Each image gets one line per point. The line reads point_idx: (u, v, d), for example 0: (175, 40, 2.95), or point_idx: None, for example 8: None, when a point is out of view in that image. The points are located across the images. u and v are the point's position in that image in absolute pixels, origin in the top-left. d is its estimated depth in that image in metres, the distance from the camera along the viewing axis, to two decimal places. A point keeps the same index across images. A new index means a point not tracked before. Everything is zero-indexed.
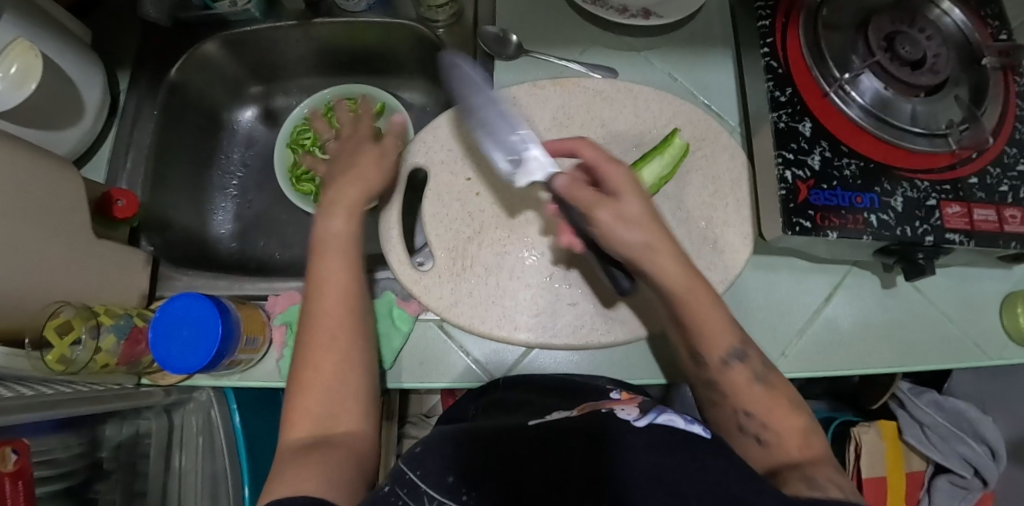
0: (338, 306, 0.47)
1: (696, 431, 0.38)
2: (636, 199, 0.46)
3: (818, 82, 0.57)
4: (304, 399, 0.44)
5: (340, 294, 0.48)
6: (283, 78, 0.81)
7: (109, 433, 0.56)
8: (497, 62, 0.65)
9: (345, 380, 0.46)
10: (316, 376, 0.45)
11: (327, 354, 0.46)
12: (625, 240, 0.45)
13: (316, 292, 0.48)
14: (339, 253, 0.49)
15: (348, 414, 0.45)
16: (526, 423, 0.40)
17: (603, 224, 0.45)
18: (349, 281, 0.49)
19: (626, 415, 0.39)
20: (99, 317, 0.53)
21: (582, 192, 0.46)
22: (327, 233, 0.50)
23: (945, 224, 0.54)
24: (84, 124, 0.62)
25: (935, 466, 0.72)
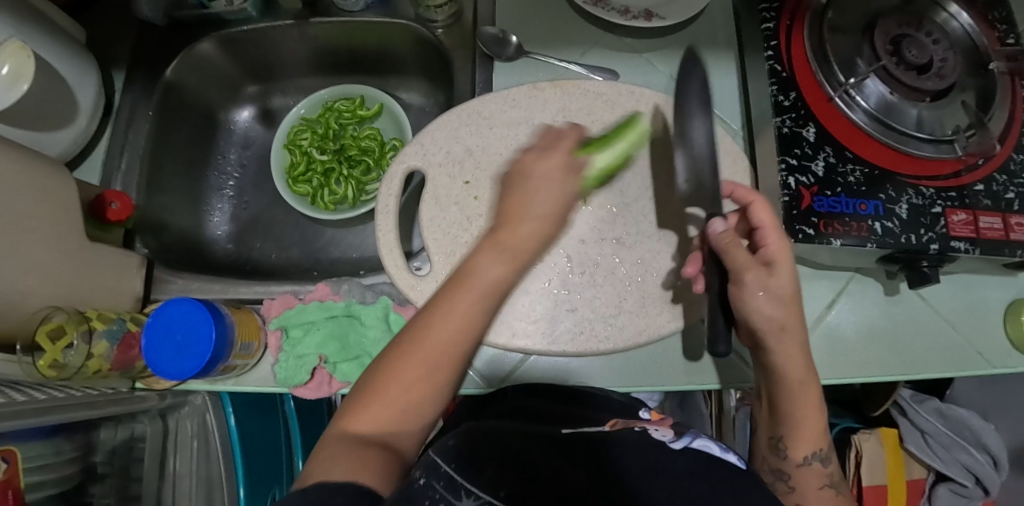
0: (465, 326, 0.40)
1: (732, 459, 0.41)
2: (786, 275, 0.45)
3: (822, 85, 0.56)
4: (371, 405, 0.39)
5: (466, 324, 0.40)
6: (281, 78, 0.80)
7: (104, 437, 0.55)
8: (497, 63, 0.64)
9: (434, 397, 0.40)
10: (408, 394, 0.39)
11: (436, 375, 0.40)
12: (781, 301, 0.45)
13: (436, 312, 0.40)
14: (482, 292, 0.40)
15: (415, 423, 0.40)
16: (557, 435, 0.41)
17: (774, 285, 0.44)
18: (478, 306, 0.40)
19: (662, 435, 0.42)
20: (92, 322, 0.52)
21: (740, 250, 0.44)
22: (483, 276, 0.40)
23: (950, 231, 0.53)
24: (78, 126, 0.61)
25: (935, 474, 0.71)
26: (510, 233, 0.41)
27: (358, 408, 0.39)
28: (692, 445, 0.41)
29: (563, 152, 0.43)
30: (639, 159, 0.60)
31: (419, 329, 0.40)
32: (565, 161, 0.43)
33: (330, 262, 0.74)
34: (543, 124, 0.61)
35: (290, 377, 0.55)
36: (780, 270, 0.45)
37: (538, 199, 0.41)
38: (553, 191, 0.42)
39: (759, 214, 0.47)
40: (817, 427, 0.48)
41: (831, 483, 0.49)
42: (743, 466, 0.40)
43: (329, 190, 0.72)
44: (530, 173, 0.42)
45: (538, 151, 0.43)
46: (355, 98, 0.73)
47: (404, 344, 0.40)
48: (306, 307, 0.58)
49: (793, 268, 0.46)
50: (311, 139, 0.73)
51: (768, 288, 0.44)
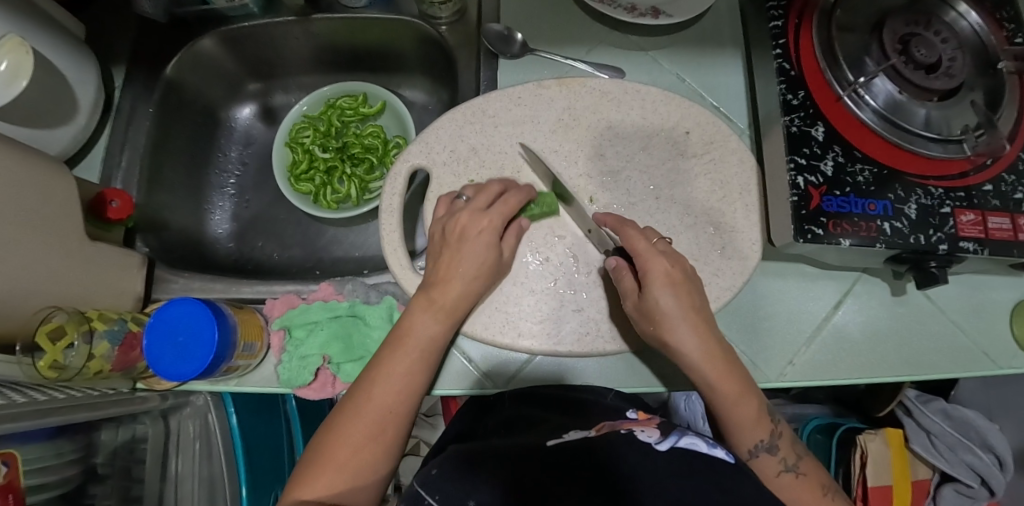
0: (406, 385, 0.49)
1: (718, 455, 0.39)
2: (668, 293, 0.49)
3: (830, 84, 0.56)
4: (322, 473, 0.46)
5: (407, 379, 0.49)
6: (282, 75, 0.79)
7: (104, 438, 0.55)
8: (502, 60, 0.64)
9: (384, 453, 0.48)
10: (358, 457, 0.47)
11: (383, 435, 0.48)
12: (663, 318, 0.49)
13: (381, 373, 0.48)
14: (415, 349, 0.49)
15: (369, 480, 0.47)
16: (546, 443, 0.41)
17: (655, 303, 0.49)
18: (415, 362, 0.49)
19: (648, 437, 0.40)
20: (92, 323, 0.51)
21: (626, 277, 0.51)
22: (417, 331, 0.50)
23: (959, 232, 0.53)
24: (78, 123, 0.61)
25: (940, 474, 0.70)
26: (439, 291, 0.51)
27: (309, 474, 0.46)
28: (678, 445, 0.39)
29: (502, 220, 0.52)
30: (645, 158, 0.59)
31: (361, 393, 0.48)
32: (498, 224, 0.52)
33: (332, 261, 0.73)
34: (548, 123, 0.60)
35: (293, 378, 0.54)
36: (660, 290, 0.49)
37: (471, 262, 0.51)
38: (489, 255, 0.52)
39: (636, 237, 0.50)
40: (753, 417, 0.49)
41: (791, 467, 0.49)
42: (731, 461, 0.39)
43: (332, 188, 0.71)
44: (470, 234, 0.52)
45: (477, 212, 0.52)
46: (358, 96, 0.72)
47: (350, 409, 0.48)
48: (309, 308, 0.57)
49: (683, 286, 0.50)
50: (314, 137, 0.72)
51: (649, 306, 0.49)
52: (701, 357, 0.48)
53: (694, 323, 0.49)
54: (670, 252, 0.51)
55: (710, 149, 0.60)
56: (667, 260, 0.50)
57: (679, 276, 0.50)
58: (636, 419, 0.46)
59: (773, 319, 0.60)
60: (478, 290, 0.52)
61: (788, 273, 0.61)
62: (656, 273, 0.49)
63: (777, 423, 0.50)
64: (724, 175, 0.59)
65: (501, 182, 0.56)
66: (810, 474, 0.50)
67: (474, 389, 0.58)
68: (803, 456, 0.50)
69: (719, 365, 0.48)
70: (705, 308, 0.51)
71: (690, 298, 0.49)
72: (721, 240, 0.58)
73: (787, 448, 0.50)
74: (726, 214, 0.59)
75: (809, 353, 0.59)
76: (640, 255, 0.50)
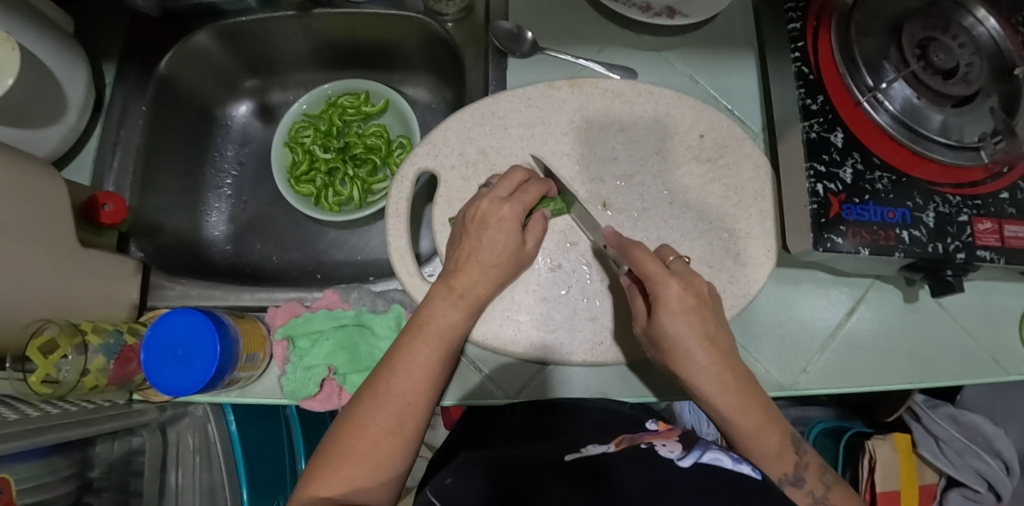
0: (428, 372, 0.46)
1: (745, 472, 0.37)
2: (683, 322, 0.45)
3: (849, 89, 0.55)
4: (339, 466, 0.42)
5: (428, 367, 0.46)
6: (279, 72, 0.76)
7: (99, 451, 0.54)
8: (511, 59, 0.62)
9: (405, 448, 0.44)
10: (378, 449, 0.43)
11: (403, 427, 0.44)
12: (673, 346, 0.45)
13: (401, 362, 0.46)
14: (436, 337, 0.47)
15: (388, 477, 0.43)
16: (562, 459, 0.40)
17: (665, 332, 0.45)
18: (437, 349, 0.47)
19: (670, 453, 0.39)
20: (86, 335, 0.49)
21: (636, 297, 0.49)
22: (438, 318, 0.48)
23: (976, 240, 0.52)
24: (66, 123, 0.58)
25: (947, 480, 0.71)
26: (459, 278, 0.49)
27: (325, 468, 0.43)
28: (701, 461, 0.37)
29: (521, 209, 0.51)
30: (659, 162, 0.58)
31: (381, 381, 0.45)
32: (518, 213, 0.51)
33: (333, 264, 0.71)
34: (560, 124, 0.59)
35: (297, 390, 0.52)
36: (671, 318, 0.45)
37: (491, 250, 0.50)
38: (508, 242, 0.50)
39: (647, 260, 0.47)
40: (776, 449, 0.44)
41: (819, 499, 0.44)
42: (759, 478, 0.37)
43: (334, 190, 0.69)
44: (490, 222, 0.50)
45: (497, 200, 0.51)
46: (360, 94, 0.70)
47: (369, 397, 0.45)
48: (314, 316, 0.55)
49: (698, 311, 0.45)
50: (314, 136, 0.70)
51: (659, 334, 0.46)
52: (721, 399, 0.44)
53: (710, 356, 0.45)
54: (683, 274, 0.47)
55: (725, 154, 0.59)
56: (680, 284, 0.46)
57: (693, 300, 0.46)
58: (657, 430, 0.45)
59: (786, 327, 0.59)
60: (497, 279, 0.51)
61: (801, 279, 0.60)
62: (667, 300, 0.45)
63: (804, 454, 0.45)
64: (739, 180, 0.58)
65: (526, 171, 0.54)
66: (841, 504, 0.44)
67: (482, 399, 0.57)
68: (832, 485, 0.45)
69: (738, 401, 0.44)
70: (724, 335, 0.46)
71: (706, 329, 0.45)
72: (736, 246, 0.57)
73: (814, 478, 0.45)
74: (741, 220, 0.57)
75: (822, 360, 0.58)
76: (650, 279, 0.46)
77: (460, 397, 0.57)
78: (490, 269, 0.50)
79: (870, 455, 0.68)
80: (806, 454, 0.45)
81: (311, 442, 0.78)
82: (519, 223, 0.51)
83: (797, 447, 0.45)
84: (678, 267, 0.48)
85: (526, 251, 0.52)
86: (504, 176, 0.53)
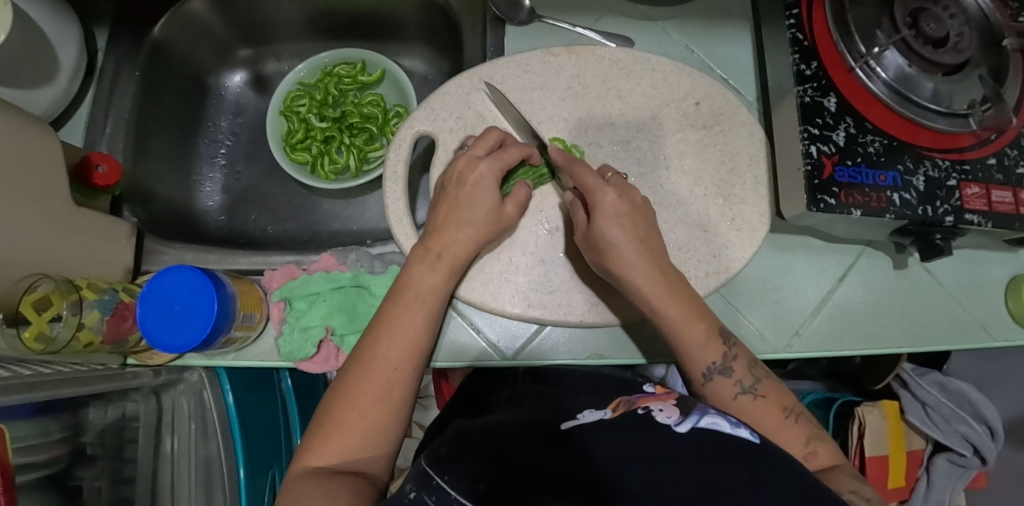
0: (412, 337, 0.46)
1: (742, 436, 0.37)
2: (619, 224, 0.47)
3: (843, 56, 0.55)
4: (330, 436, 0.43)
5: (412, 332, 0.46)
6: (274, 42, 0.76)
7: (92, 417, 0.52)
8: (509, 26, 0.62)
9: (396, 414, 0.45)
10: (367, 416, 0.43)
11: (391, 393, 0.44)
12: (607, 249, 0.47)
13: (385, 328, 0.46)
14: (416, 301, 0.47)
15: (379, 446, 0.44)
16: (560, 427, 0.40)
17: (601, 236, 0.47)
18: (419, 313, 0.47)
19: (666, 418, 0.39)
20: (82, 292, 0.49)
21: (577, 212, 0.50)
22: (417, 282, 0.48)
23: (964, 204, 0.53)
24: (58, 85, 0.57)
25: (934, 445, 0.75)
26: (437, 240, 0.49)
27: (317, 439, 0.43)
28: (698, 426, 0.38)
29: (498, 166, 0.50)
30: (656, 128, 0.59)
31: (367, 349, 0.46)
32: (495, 171, 0.50)
33: (330, 235, 0.71)
34: (558, 90, 0.59)
35: (295, 351, 0.52)
36: (606, 224, 0.46)
37: (469, 208, 0.49)
38: (485, 202, 0.49)
39: (584, 172, 0.48)
40: (701, 339, 0.46)
41: (747, 389, 0.46)
42: (757, 440, 0.37)
43: (330, 159, 0.69)
44: (468, 180, 0.50)
45: (474, 159, 0.51)
46: (356, 63, 0.70)
47: (356, 367, 0.45)
48: (311, 278, 0.55)
49: (630, 216, 0.47)
50: (309, 105, 0.70)
51: (596, 239, 0.47)
52: (645, 284, 0.46)
53: (640, 254, 0.47)
54: (620, 186, 0.49)
55: (720, 121, 0.59)
56: (616, 192, 0.47)
57: (627, 208, 0.48)
58: (654, 394, 0.45)
59: (779, 293, 0.60)
60: (478, 238, 0.50)
61: (795, 246, 0.61)
62: (602, 206, 0.47)
63: (732, 346, 0.47)
64: (734, 146, 0.59)
65: (503, 132, 0.54)
66: (770, 396, 0.46)
67: (483, 362, 0.57)
68: (761, 378, 0.46)
69: (662, 288, 0.46)
70: (655, 237, 0.49)
71: (638, 229, 0.47)
72: (731, 211, 0.58)
73: (772, 399, 0.45)
74: (736, 186, 0.58)
75: (814, 325, 0.59)
76: (590, 190, 0.48)
77: (461, 362, 0.57)
78: (471, 232, 0.49)
79: (860, 422, 0.70)
80: (734, 347, 0.47)
81: (306, 410, 0.77)
82: (496, 183, 0.50)
83: (724, 340, 0.47)
84: (616, 180, 0.49)
85: (508, 215, 0.51)
86: (481, 137, 0.53)
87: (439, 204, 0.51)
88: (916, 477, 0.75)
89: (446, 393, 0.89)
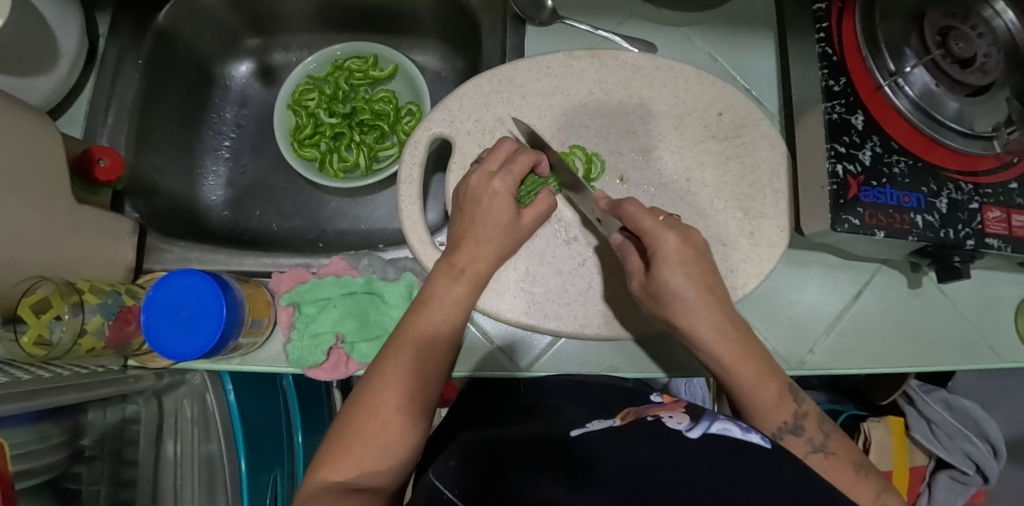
0: (434, 347, 0.45)
1: (756, 441, 0.36)
2: (683, 274, 0.45)
3: (871, 72, 0.54)
4: (350, 448, 0.42)
5: (435, 342, 0.45)
6: (283, 31, 0.74)
7: (92, 419, 0.51)
8: (530, 27, 0.61)
9: (416, 427, 0.44)
10: (388, 428, 0.42)
11: (413, 405, 0.43)
12: (673, 299, 0.45)
13: (409, 338, 0.45)
14: (441, 311, 0.46)
15: (397, 459, 0.43)
16: (568, 434, 0.39)
17: (666, 285, 0.45)
18: (442, 326, 0.46)
19: (677, 424, 0.37)
20: (84, 294, 0.47)
21: (631, 255, 0.49)
22: (441, 294, 0.47)
23: (985, 228, 0.53)
24: (58, 72, 0.54)
25: (936, 461, 0.76)
26: (461, 255, 0.48)
27: (335, 452, 0.42)
28: (710, 431, 0.36)
29: (511, 181, 0.49)
30: (678, 138, 0.57)
31: (389, 359, 0.44)
32: (510, 187, 0.48)
33: (337, 234, 0.69)
34: (579, 95, 0.58)
35: (304, 358, 0.51)
36: (671, 272, 0.45)
37: (485, 225, 0.48)
38: (501, 216, 0.48)
39: (639, 214, 0.46)
40: (775, 396, 0.44)
41: (818, 447, 0.44)
42: (769, 447, 0.35)
43: (339, 156, 0.67)
44: (482, 198, 0.48)
45: (487, 175, 0.49)
46: (368, 58, 0.68)
47: (379, 377, 0.44)
48: (320, 283, 0.53)
49: (697, 263, 0.45)
50: (319, 100, 0.68)
51: (658, 287, 0.46)
52: (715, 338, 0.44)
53: (708, 304, 0.45)
54: (681, 226, 0.47)
55: (742, 133, 0.58)
56: (677, 237, 0.45)
57: (691, 253, 0.46)
58: (661, 402, 0.42)
59: (794, 310, 0.60)
60: (497, 254, 0.48)
61: (812, 262, 0.61)
62: (664, 253, 0.45)
63: (801, 402, 0.45)
64: (755, 160, 0.58)
65: (514, 142, 0.52)
66: (840, 451, 0.44)
67: (493, 371, 0.56)
68: (830, 434, 0.45)
69: (735, 347, 0.44)
70: (720, 286, 0.46)
71: (703, 276, 0.45)
72: (751, 226, 0.57)
73: (813, 426, 0.45)
74: (757, 201, 0.57)
75: (828, 342, 0.59)
76: (647, 234, 0.45)
77: (471, 370, 0.56)
78: (493, 246, 0.48)
79: (866, 437, 0.72)
80: (805, 404, 0.45)
81: (308, 412, 0.76)
82: (512, 198, 0.49)
83: (794, 395, 0.45)
84: (673, 222, 0.47)
85: (524, 225, 0.50)
86: (493, 150, 0.51)
87: (456, 221, 0.50)
88: (918, 492, 0.76)
89: (446, 392, 0.89)
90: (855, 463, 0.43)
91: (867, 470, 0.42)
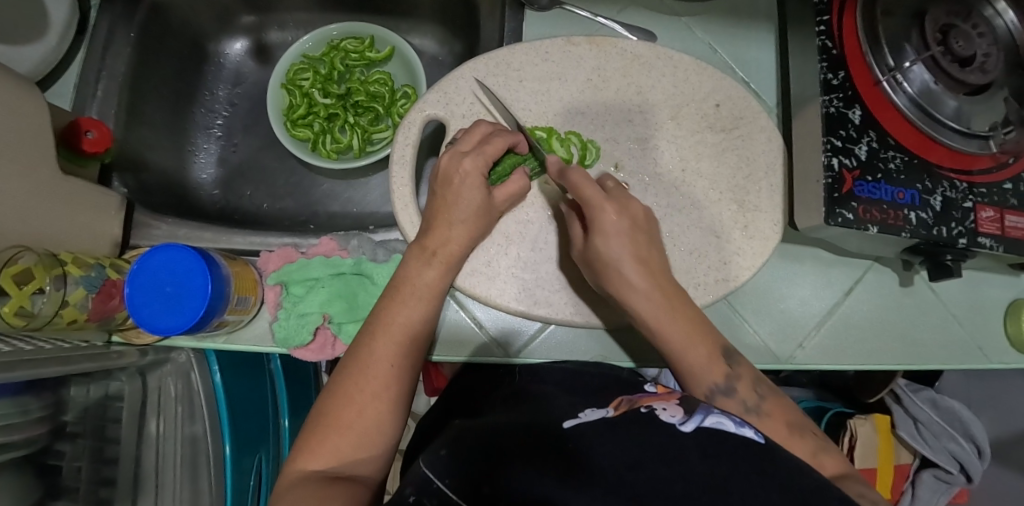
0: (408, 334, 0.45)
1: (748, 435, 0.33)
2: (623, 242, 0.47)
3: (870, 68, 0.54)
4: (327, 437, 0.41)
5: (407, 328, 0.45)
6: (280, 10, 0.73)
7: (74, 395, 0.51)
8: (529, 11, 0.60)
9: (393, 414, 0.43)
10: (364, 416, 0.42)
11: (388, 391, 0.43)
12: (604, 265, 0.47)
13: (381, 326, 0.45)
14: (412, 296, 0.46)
15: (376, 448, 0.42)
16: (562, 424, 0.37)
17: (598, 253, 0.47)
18: (414, 311, 0.46)
19: (670, 417, 0.35)
20: (67, 267, 0.46)
21: (573, 223, 0.51)
22: (414, 278, 0.47)
23: (978, 227, 0.53)
24: (47, 43, 0.54)
25: (921, 460, 0.77)
26: (432, 238, 0.48)
27: (313, 441, 0.41)
28: (704, 425, 0.34)
29: (483, 160, 0.49)
30: (674, 128, 0.57)
31: (364, 346, 0.44)
32: (480, 166, 0.48)
33: (329, 216, 0.68)
34: (576, 82, 0.57)
35: (290, 337, 0.50)
36: (604, 241, 0.47)
37: (458, 206, 0.48)
38: (473, 197, 0.48)
39: (583, 183, 0.47)
40: (703, 357, 0.45)
41: (750, 409, 0.43)
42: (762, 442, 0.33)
43: (333, 137, 0.67)
44: (454, 178, 0.48)
45: (458, 155, 0.49)
46: (365, 38, 0.67)
47: (354, 365, 0.44)
48: (309, 263, 0.52)
49: (629, 233, 0.47)
50: (313, 79, 0.67)
51: (593, 255, 0.48)
52: (648, 306, 0.46)
53: (641, 271, 0.47)
54: (620, 198, 0.48)
55: (739, 126, 0.58)
56: (616, 208, 0.47)
57: (628, 224, 0.48)
58: (656, 393, 0.41)
59: (786, 305, 0.60)
60: (469, 235, 0.49)
61: (805, 257, 0.60)
62: (602, 224, 0.47)
63: (736, 366, 0.45)
64: (752, 152, 0.58)
65: (491, 125, 0.52)
66: (775, 413, 0.43)
67: (481, 357, 0.55)
68: (766, 396, 0.44)
69: (664, 311, 0.46)
70: (658, 256, 0.48)
71: (636, 241, 0.47)
72: (745, 218, 0.57)
73: (746, 388, 0.44)
74: (751, 193, 0.57)
75: (819, 337, 0.59)
76: (590, 205, 0.47)
77: (460, 355, 0.55)
78: (464, 229, 0.48)
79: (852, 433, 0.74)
80: (738, 365, 0.45)
81: (294, 396, 0.75)
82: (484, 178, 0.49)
83: (728, 358, 0.45)
84: (614, 192, 0.49)
85: (498, 205, 0.50)
86: (468, 132, 0.51)
87: (428, 205, 0.50)
88: (901, 491, 0.77)
89: (435, 381, 0.88)
90: (789, 423, 0.42)
91: (804, 430, 0.42)
